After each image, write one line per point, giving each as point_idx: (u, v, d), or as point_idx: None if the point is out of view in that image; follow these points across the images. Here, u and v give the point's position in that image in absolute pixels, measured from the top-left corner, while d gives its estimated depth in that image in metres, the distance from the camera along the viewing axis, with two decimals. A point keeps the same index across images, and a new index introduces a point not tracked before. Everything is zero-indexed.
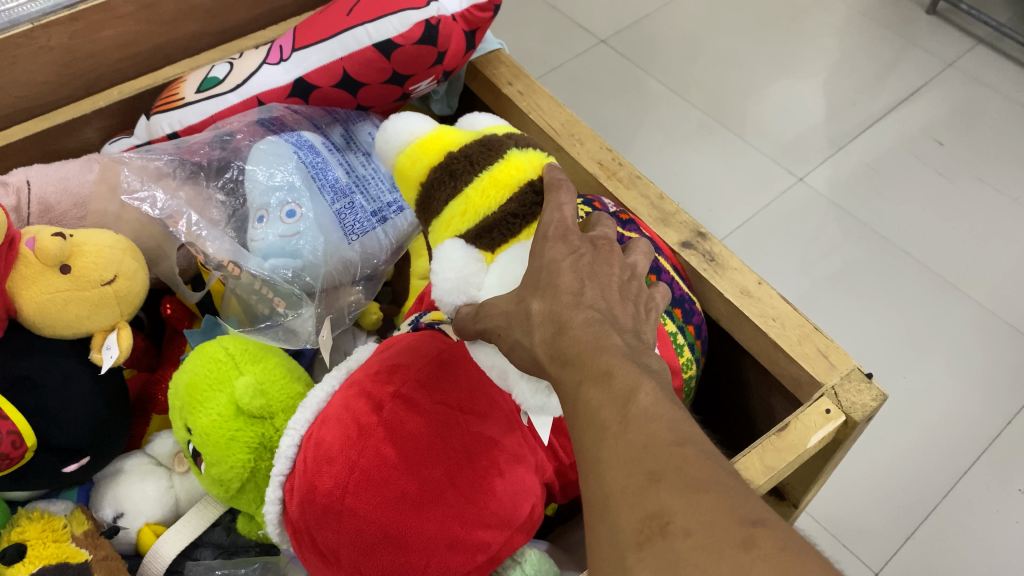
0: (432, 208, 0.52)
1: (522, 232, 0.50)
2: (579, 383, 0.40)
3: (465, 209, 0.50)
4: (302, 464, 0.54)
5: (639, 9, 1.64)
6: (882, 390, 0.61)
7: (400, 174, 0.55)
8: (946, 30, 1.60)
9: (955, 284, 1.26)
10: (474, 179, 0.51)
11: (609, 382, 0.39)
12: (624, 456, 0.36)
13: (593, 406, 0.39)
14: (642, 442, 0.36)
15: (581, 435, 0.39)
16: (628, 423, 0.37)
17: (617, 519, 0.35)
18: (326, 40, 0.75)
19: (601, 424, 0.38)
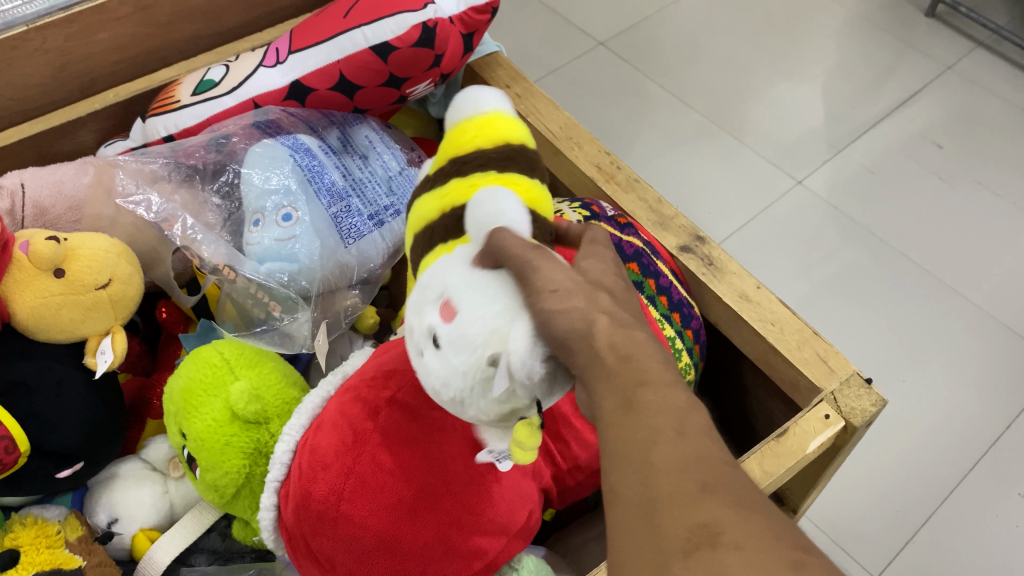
0: None
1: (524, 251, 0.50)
2: (635, 379, 0.36)
3: None
4: (298, 470, 0.53)
5: (638, 12, 1.64)
6: (882, 396, 0.61)
7: (469, 123, 0.54)
8: (945, 33, 1.60)
9: (954, 288, 1.25)
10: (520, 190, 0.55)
11: (662, 384, 0.36)
12: (677, 464, 0.32)
13: (642, 407, 0.35)
14: (696, 454, 0.33)
15: (619, 434, 0.35)
16: (685, 433, 0.34)
17: (659, 524, 0.31)
18: (323, 42, 0.74)
19: (656, 425, 0.34)
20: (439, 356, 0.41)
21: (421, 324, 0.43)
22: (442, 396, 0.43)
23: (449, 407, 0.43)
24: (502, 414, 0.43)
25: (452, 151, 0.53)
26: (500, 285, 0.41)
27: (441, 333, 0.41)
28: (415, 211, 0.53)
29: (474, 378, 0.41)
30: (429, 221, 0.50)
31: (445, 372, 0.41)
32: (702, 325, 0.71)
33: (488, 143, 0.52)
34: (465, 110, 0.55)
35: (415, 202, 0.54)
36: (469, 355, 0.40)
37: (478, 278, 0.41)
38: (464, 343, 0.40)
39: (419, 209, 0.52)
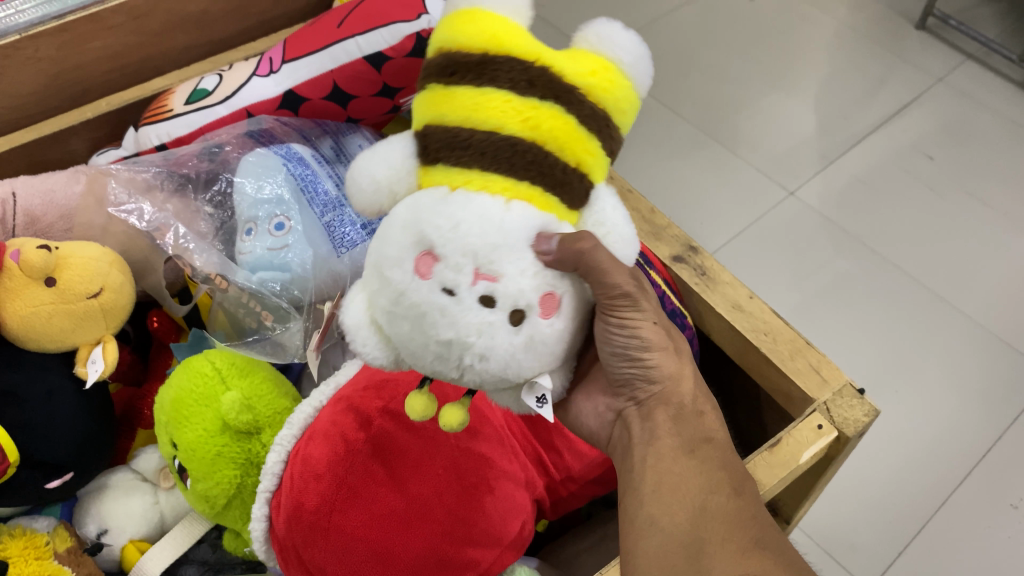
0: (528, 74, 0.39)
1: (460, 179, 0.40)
2: (691, 448, 0.49)
3: (482, 113, 0.39)
4: (289, 481, 0.53)
5: (631, 23, 1.65)
6: (874, 406, 0.61)
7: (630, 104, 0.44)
8: (935, 45, 1.61)
9: (946, 298, 1.26)
10: (461, 88, 0.40)
11: (719, 449, 0.49)
12: (730, 519, 0.45)
13: (692, 471, 0.47)
14: (746, 515, 0.46)
15: (678, 477, 0.47)
16: (735, 494, 0.47)
17: (710, 563, 0.43)
18: (315, 52, 0.76)
19: (716, 481, 0.47)
20: (519, 345, 0.39)
21: (514, 292, 0.38)
22: (453, 355, 0.39)
23: (433, 354, 0.39)
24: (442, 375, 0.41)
25: (608, 104, 0.42)
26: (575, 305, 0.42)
27: (532, 327, 0.39)
28: (545, 109, 0.39)
29: (501, 374, 0.40)
30: (553, 161, 0.40)
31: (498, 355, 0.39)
32: (695, 334, 0.71)
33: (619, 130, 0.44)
34: (640, 84, 0.43)
35: (544, 94, 0.39)
36: (534, 362, 0.40)
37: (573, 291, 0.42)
38: (541, 352, 0.40)
39: (545, 121, 0.39)
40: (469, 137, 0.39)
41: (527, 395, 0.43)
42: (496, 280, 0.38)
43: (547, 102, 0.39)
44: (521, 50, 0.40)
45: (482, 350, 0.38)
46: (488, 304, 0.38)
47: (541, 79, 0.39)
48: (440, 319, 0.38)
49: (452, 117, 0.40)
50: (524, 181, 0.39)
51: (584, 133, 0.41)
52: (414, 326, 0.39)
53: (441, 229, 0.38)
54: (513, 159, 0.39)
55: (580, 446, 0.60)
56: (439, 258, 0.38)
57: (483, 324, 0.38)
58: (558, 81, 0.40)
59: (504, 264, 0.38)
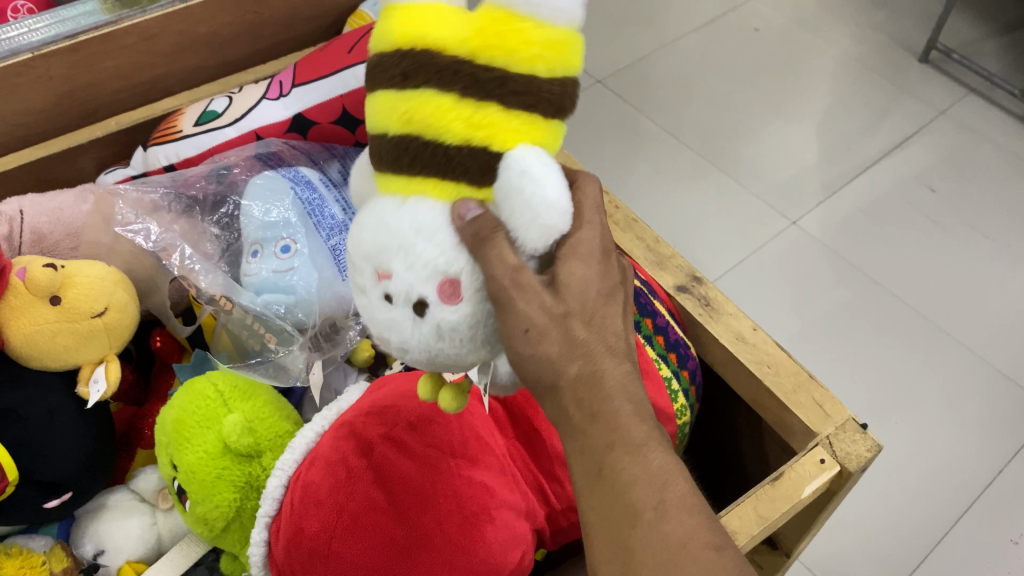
0: (407, 66, 0.39)
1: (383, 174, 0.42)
2: (601, 464, 0.43)
3: (392, 110, 0.40)
4: (290, 507, 0.53)
5: (636, 51, 1.66)
6: (876, 441, 0.61)
7: (535, 41, 0.38)
8: (938, 78, 1.63)
9: (947, 330, 1.26)
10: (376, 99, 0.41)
11: (630, 455, 0.43)
12: (658, 558, 0.40)
13: (613, 500, 0.42)
14: (676, 542, 0.40)
15: (598, 515, 0.43)
16: (662, 518, 0.41)
17: None
18: (325, 77, 0.77)
19: (633, 510, 0.41)
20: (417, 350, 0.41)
21: (403, 289, 0.39)
22: (392, 349, 0.42)
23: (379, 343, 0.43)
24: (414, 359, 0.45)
25: (499, 64, 0.38)
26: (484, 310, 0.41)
27: (434, 318, 0.39)
28: (419, 99, 0.39)
29: (438, 365, 0.42)
30: (440, 147, 0.39)
31: (414, 348, 0.41)
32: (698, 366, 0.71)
33: (539, 76, 0.39)
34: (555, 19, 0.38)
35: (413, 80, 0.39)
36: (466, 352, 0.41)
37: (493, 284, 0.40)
38: (458, 338, 0.40)
39: (415, 107, 0.39)
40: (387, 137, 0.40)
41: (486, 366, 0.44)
42: (390, 279, 0.40)
43: (423, 88, 0.39)
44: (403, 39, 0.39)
45: (397, 345, 0.41)
46: (389, 302, 0.40)
47: (413, 67, 0.39)
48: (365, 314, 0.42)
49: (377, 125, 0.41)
50: (412, 178, 0.40)
51: (465, 106, 0.38)
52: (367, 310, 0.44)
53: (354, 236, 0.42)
54: (401, 158, 0.40)
55: None
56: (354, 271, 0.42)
57: (387, 320, 0.40)
58: (429, 62, 0.38)
59: (392, 261, 0.39)
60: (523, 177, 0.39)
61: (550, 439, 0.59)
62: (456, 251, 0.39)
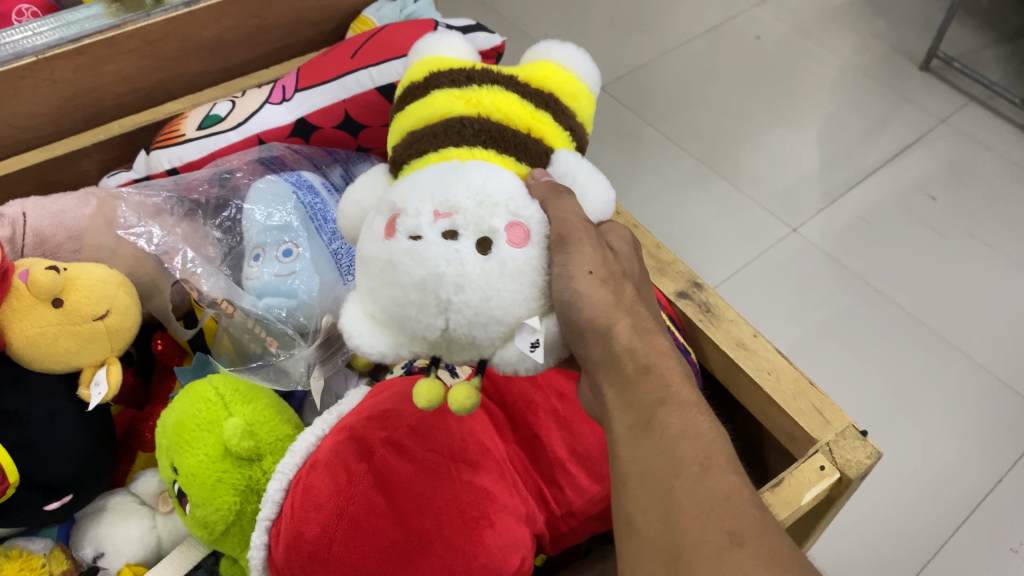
0: (475, 80, 0.54)
1: (430, 155, 0.50)
2: (650, 417, 0.47)
3: (460, 101, 0.52)
4: (290, 510, 0.53)
5: (637, 58, 1.67)
6: (876, 448, 0.61)
7: (575, 84, 0.58)
8: (939, 87, 1.63)
9: (948, 339, 1.26)
10: (435, 103, 0.53)
11: (678, 413, 0.47)
12: (699, 503, 0.42)
13: (656, 453, 0.45)
14: (720, 495, 0.43)
15: (640, 466, 0.46)
16: (705, 472, 0.44)
17: (687, 568, 0.40)
18: (329, 81, 0.77)
19: (678, 461, 0.44)
20: (479, 275, 0.43)
21: (474, 220, 0.45)
22: (434, 297, 0.44)
23: (415, 302, 0.44)
24: (432, 340, 0.46)
25: (549, 89, 0.56)
26: (534, 262, 0.46)
27: (501, 251, 0.44)
28: (488, 95, 0.53)
29: (483, 309, 0.44)
30: (505, 125, 0.52)
31: (473, 282, 0.43)
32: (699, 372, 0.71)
33: (573, 113, 0.57)
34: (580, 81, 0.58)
35: (484, 81, 0.53)
36: (512, 291, 0.44)
37: (545, 241, 0.47)
38: (516, 278, 0.44)
39: (488, 97, 0.53)
40: (450, 119, 0.52)
41: (518, 338, 0.45)
42: (455, 216, 0.45)
43: (493, 88, 0.53)
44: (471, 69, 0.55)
45: (454, 278, 0.43)
46: (453, 236, 0.44)
47: (478, 80, 0.54)
48: (409, 260, 0.44)
49: (431, 121, 0.52)
50: (471, 145, 0.50)
51: (525, 107, 0.53)
52: (390, 281, 0.45)
53: (401, 192, 0.47)
54: (465, 128, 0.50)
55: (582, 481, 0.59)
56: (401, 216, 0.46)
57: (450, 252, 0.44)
58: (498, 80, 0.54)
59: (460, 199, 0.45)
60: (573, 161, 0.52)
61: (553, 445, 0.59)
62: (524, 201, 0.47)
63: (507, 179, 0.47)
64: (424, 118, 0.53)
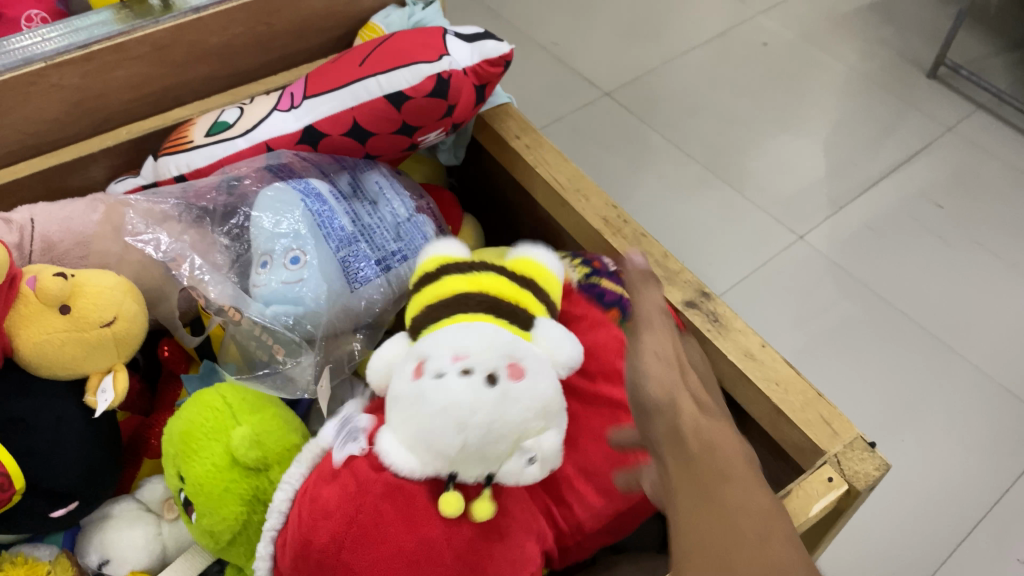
0: (471, 271, 0.62)
1: (444, 322, 0.56)
2: (688, 439, 0.38)
3: (466, 283, 0.60)
4: (298, 518, 0.53)
5: (643, 64, 1.67)
6: (885, 460, 0.61)
7: (551, 278, 0.66)
8: (946, 94, 1.63)
9: (954, 347, 1.25)
10: (440, 293, 0.59)
11: (726, 438, 0.39)
12: (747, 528, 0.34)
13: (698, 472, 0.37)
14: (764, 520, 0.34)
15: (685, 487, 0.36)
16: (751, 499, 0.35)
17: None
18: (338, 89, 0.76)
19: (724, 483, 0.36)
20: (492, 400, 0.49)
21: (483, 363, 0.51)
22: (455, 421, 0.48)
23: (438, 429, 0.48)
24: (450, 459, 0.49)
25: (531, 276, 0.64)
26: (538, 398, 0.51)
27: (505, 385, 0.50)
28: (486, 279, 0.61)
29: (492, 433, 0.48)
30: (501, 299, 0.59)
31: (485, 409, 0.48)
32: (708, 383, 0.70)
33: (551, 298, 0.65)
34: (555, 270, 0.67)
35: (482, 268, 0.62)
36: (518, 418, 0.49)
37: (544, 390, 0.52)
38: (520, 405, 0.50)
39: (485, 277, 0.61)
40: (458, 295, 0.59)
41: (517, 456, 0.50)
42: (469, 358, 0.51)
43: (485, 271, 0.62)
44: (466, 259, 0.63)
45: (472, 406, 0.48)
46: (467, 375, 0.50)
47: (475, 269, 0.62)
48: (433, 394, 0.49)
49: (438, 298, 0.59)
50: (476, 313, 0.57)
51: (514, 287, 0.61)
52: (416, 415, 0.49)
53: (424, 350, 0.52)
54: (468, 300, 0.58)
55: (590, 498, 0.59)
56: (425, 365, 0.51)
57: (466, 389, 0.49)
58: (490, 269, 0.62)
59: (471, 350, 0.51)
60: (558, 331, 0.58)
61: (559, 459, 0.59)
62: (520, 352, 0.53)
63: (505, 335, 0.54)
64: (433, 296, 0.60)
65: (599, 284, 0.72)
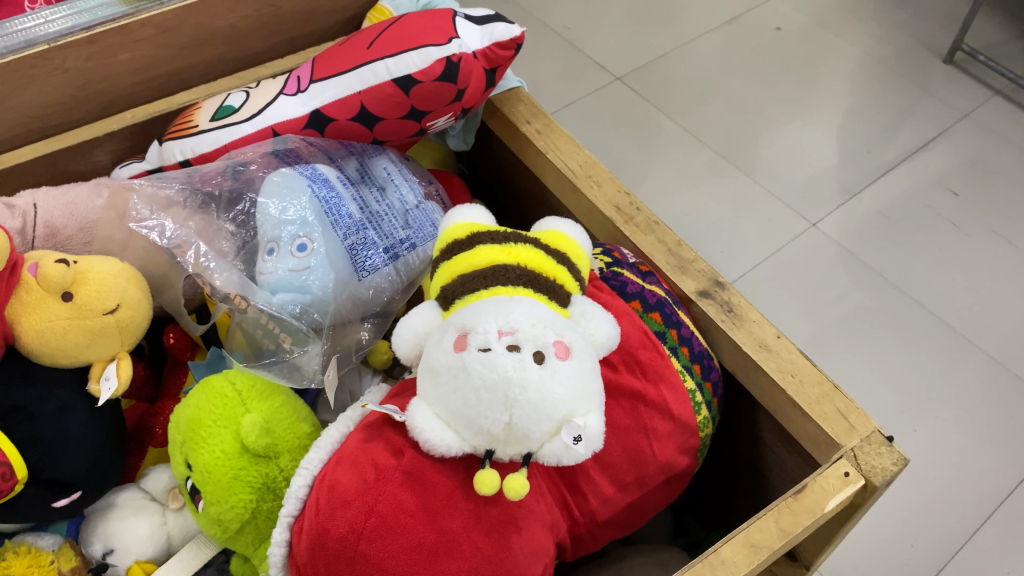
0: (509, 240, 0.59)
1: (482, 291, 0.54)
2: None
3: (504, 252, 0.58)
4: (314, 506, 0.51)
5: (655, 49, 1.64)
6: (903, 455, 0.59)
7: (580, 251, 0.64)
8: (962, 80, 1.60)
9: (968, 337, 1.24)
10: (478, 260, 0.57)
11: None
12: None
13: None
14: None
15: None
16: None
17: None
18: (345, 73, 0.75)
19: None
20: (541, 377, 0.46)
21: (531, 337, 0.48)
22: (502, 395, 0.46)
23: (484, 402, 0.46)
24: (493, 435, 0.47)
25: (566, 250, 0.62)
26: (584, 377, 0.48)
27: (553, 363, 0.47)
28: (524, 250, 0.58)
29: (541, 409, 0.46)
30: (538, 272, 0.57)
31: (535, 384, 0.46)
32: (719, 373, 0.69)
33: (581, 271, 0.63)
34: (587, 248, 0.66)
35: (519, 239, 0.60)
36: (565, 397, 0.47)
37: (591, 368, 0.49)
38: (570, 384, 0.47)
39: (522, 250, 0.58)
40: (495, 264, 0.56)
41: (564, 432, 0.47)
42: (517, 333, 0.48)
43: (524, 243, 0.59)
44: (504, 229, 0.61)
45: (521, 381, 0.46)
46: (516, 349, 0.47)
47: (515, 238, 0.60)
48: (481, 366, 0.46)
49: (475, 266, 0.57)
50: (515, 285, 0.54)
51: (553, 262, 0.59)
52: (460, 387, 0.47)
53: (466, 316, 0.50)
54: (506, 271, 0.55)
55: (604, 486, 0.58)
56: (470, 334, 0.48)
57: (514, 362, 0.46)
58: (529, 241, 0.60)
59: (518, 322, 0.48)
60: (597, 309, 0.55)
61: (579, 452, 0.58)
62: (565, 327, 0.50)
63: (549, 310, 0.51)
64: (469, 264, 0.58)
65: (621, 274, 0.69)
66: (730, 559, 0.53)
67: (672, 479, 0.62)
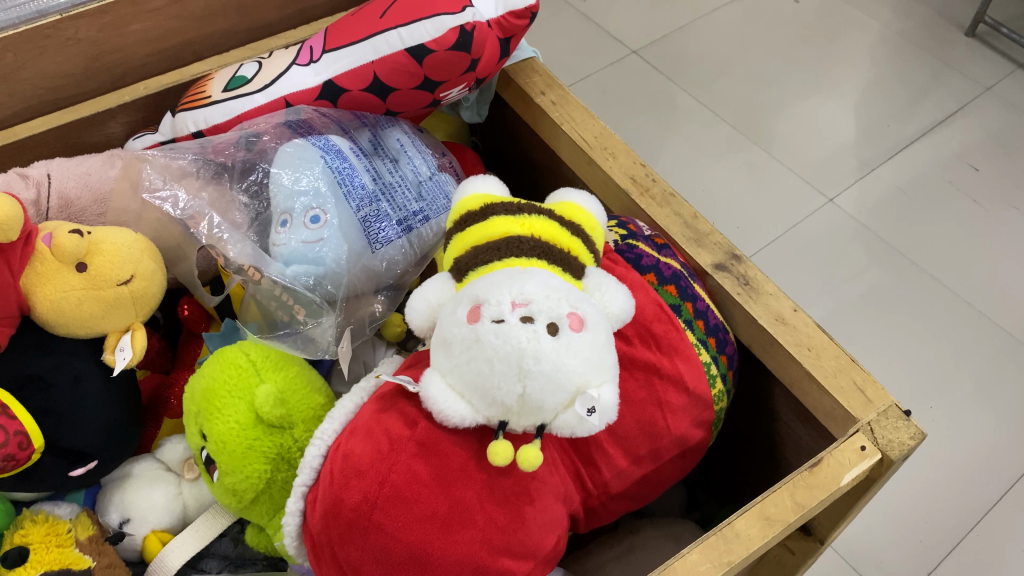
0: (524, 211, 0.59)
1: (496, 263, 0.53)
2: None
3: (518, 224, 0.57)
4: (329, 476, 0.51)
5: (672, 22, 1.62)
6: (920, 429, 0.59)
7: (594, 223, 0.63)
8: (984, 53, 1.57)
9: (986, 314, 1.22)
10: (492, 232, 0.57)
11: None
12: None
13: None
14: None
15: None
16: None
17: None
18: (358, 42, 0.74)
19: None
20: (554, 348, 0.46)
21: (545, 309, 0.47)
22: (515, 366, 0.45)
23: (498, 373, 0.46)
24: (507, 406, 0.47)
25: (579, 222, 0.62)
26: (598, 348, 0.48)
27: (567, 335, 0.47)
28: (539, 222, 0.58)
29: (555, 381, 0.46)
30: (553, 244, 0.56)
31: (549, 355, 0.45)
32: (734, 347, 0.68)
33: (595, 243, 0.63)
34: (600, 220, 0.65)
35: (533, 211, 0.59)
36: (579, 369, 0.46)
37: (605, 339, 0.49)
38: (584, 356, 0.47)
39: (537, 221, 0.58)
40: (509, 236, 0.56)
41: (578, 404, 0.46)
42: (531, 305, 0.47)
43: (539, 215, 0.59)
44: (518, 200, 0.61)
45: (535, 352, 0.45)
46: (529, 321, 0.47)
47: (530, 210, 0.59)
48: (494, 338, 0.46)
49: (490, 238, 0.57)
50: (529, 257, 0.54)
51: (567, 234, 0.58)
52: (474, 358, 0.46)
53: (480, 288, 0.49)
54: (520, 242, 0.55)
55: (617, 459, 0.58)
56: (483, 305, 0.48)
57: (528, 334, 0.46)
58: (543, 213, 0.59)
59: (532, 293, 0.48)
60: (612, 282, 0.55)
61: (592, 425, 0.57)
62: (579, 299, 0.50)
63: (563, 281, 0.51)
64: (483, 236, 0.57)
65: (636, 247, 0.68)
66: (745, 532, 0.53)
67: (686, 453, 0.62)
